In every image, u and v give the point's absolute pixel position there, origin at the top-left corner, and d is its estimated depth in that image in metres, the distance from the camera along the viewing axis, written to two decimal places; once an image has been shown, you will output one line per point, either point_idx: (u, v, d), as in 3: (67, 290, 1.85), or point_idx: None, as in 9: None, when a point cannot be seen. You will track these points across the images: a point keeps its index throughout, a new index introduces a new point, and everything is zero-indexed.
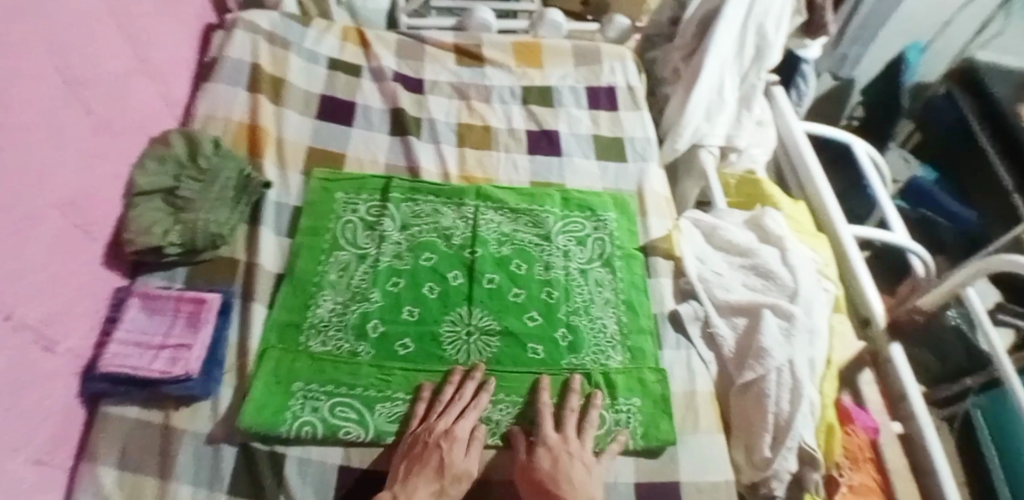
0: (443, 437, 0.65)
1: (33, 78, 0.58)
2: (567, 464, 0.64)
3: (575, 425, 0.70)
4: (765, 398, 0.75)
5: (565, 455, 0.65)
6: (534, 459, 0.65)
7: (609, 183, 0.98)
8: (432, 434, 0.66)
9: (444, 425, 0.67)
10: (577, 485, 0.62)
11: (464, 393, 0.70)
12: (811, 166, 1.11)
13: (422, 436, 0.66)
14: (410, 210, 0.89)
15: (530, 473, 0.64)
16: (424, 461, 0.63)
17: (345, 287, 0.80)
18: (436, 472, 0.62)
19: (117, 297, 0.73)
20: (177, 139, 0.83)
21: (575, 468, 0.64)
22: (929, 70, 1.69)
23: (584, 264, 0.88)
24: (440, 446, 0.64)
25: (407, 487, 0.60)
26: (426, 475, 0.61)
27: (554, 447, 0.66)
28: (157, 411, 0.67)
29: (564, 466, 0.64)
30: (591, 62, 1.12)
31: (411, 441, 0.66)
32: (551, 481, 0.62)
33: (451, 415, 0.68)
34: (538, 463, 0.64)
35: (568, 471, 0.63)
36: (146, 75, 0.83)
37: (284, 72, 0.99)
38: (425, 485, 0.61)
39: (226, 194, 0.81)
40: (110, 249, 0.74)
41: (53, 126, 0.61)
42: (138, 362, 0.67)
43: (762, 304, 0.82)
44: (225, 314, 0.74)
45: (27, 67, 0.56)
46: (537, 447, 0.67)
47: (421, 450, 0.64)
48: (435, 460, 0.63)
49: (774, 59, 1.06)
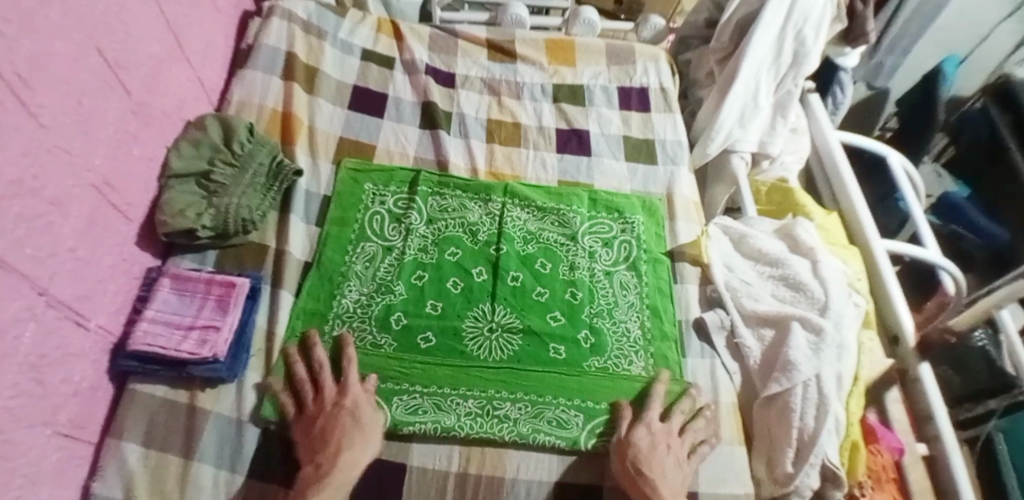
0: (342, 398, 0.67)
1: (74, 58, 0.58)
2: (662, 453, 0.67)
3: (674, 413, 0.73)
4: (790, 412, 0.74)
5: (663, 443, 0.69)
6: (631, 437, 0.68)
7: (637, 185, 0.97)
8: (329, 402, 0.67)
9: (334, 391, 0.69)
10: (666, 474, 0.66)
11: (320, 359, 0.71)
12: (846, 177, 1.08)
13: (317, 407, 0.67)
14: (437, 205, 0.89)
15: (629, 451, 0.67)
16: (336, 422, 0.65)
17: (370, 279, 0.81)
18: (352, 427, 0.65)
19: (148, 277, 0.74)
20: (213, 123, 0.83)
21: (667, 454, 0.68)
22: (967, 82, 1.65)
23: (608, 266, 0.87)
24: (341, 409, 0.66)
25: (331, 451, 0.62)
26: (346, 431, 0.64)
27: (655, 432, 0.69)
28: (183, 391, 0.68)
29: (659, 454, 0.67)
30: (624, 62, 1.10)
31: (304, 419, 0.66)
32: (642, 466, 0.65)
33: (328, 382, 0.69)
34: (635, 441, 0.68)
35: (661, 460, 0.67)
36: (185, 60, 0.84)
37: (318, 62, 0.99)
38: (353, 446, 0.63)
39: (258, 181, 0.82)
40: (145, 231, 0.74)
41: (91, 107, 0.62)
42: (167, 342, 0.68)
43: (791, 315, 0.80)
44: (252, 299, 0.74)
45: (68, 48, 0.57)
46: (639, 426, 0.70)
47: (326, 417, 0.66)
48: (345, 420, 0.65)
49: (813, 65, 1.03)
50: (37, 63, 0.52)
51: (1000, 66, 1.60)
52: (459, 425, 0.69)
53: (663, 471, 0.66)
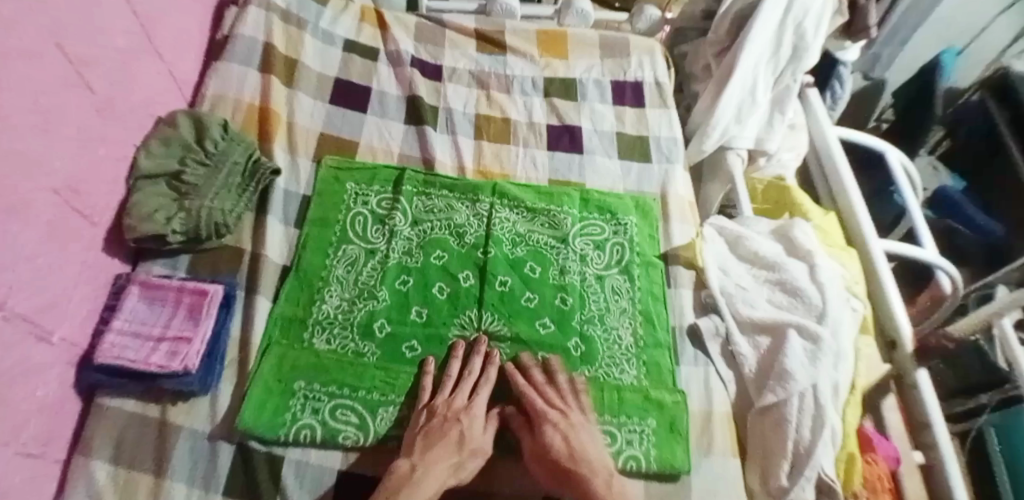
0: (462, 411, 0.67)
1: (32, 54, 0.54)
2: (577, 440, 0.65)
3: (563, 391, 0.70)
4: (786, 423, 0.71)
5: (574, 430, 0.66)
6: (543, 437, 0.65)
7: (631, 184, 0.94)
8: (451, 407, 0.67)
9: (461, 402, 0.68)
10: (592, 460, 0.64)
11: (472, 369, 0.71)
12: (844, 175, 1.05)
13: (438, 409, 0.67)
14: (422, 205, 0.85)
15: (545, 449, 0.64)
16: (443, 436, 0.63)
17: (352, 284, 0.77)
18: (456, 446, 0.63)
19: (117, 284, 0.70)
20: (185, 120, 0.79)
21: (584, 436, 0.66)
22: (964, 75, 1.63)
23: (600, 270, 0.84)
24: (460, 420, 0.66)
25: (428, 459, 0.61)
26: (448, 449, 0.62)
27: (571, 419, 0.67)
28: (154, 405, 0.65)
29: (576, 442, 0.65)
30: (618, 55, 1.06)
31: (425, 413, 0.67)
32: (565, 458, 0.63)
33: (463, 394, 0.69)
34: (549, 441, 0.64)
35: (581, 446, 0.65)
36: (155, 53, 0.79)
37: (298, 54, 0.95)
38: (444, 460, 0.62)
39: (233, 181, 0.78)
40: (113, 236, 0.70)
41: (51, 106, 0.58)
42: (135, 354, 0.64)
43: (788, 323, 0.78)
44: (226, 307, 0.71)
45: (25, 43, 0.53)
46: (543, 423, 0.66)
47: (439, 424, 0.65)
48: (455, 433, 0.64)
49: (812, 61, 1.00)
50: None
51: (997, 58, 1.59)
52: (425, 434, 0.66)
53: (594, 459, 0.64)
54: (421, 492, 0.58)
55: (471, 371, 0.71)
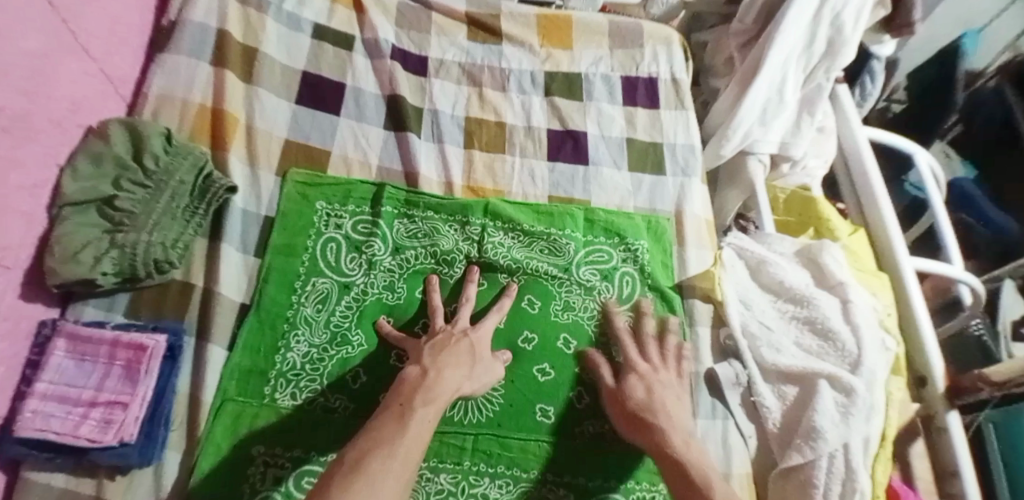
0: (468, 330, 0.65)
1: None
2: (661, 395, 0.63)
3: (657, 352, 0.69)
4: (813, 489, 0.63)
5: (657, 383, 0.65)
6: (626, 386, 0.65)
7: (642, 202, 0.83)
8: (454, 328, 0.65)
9: (462, 327, 0.65)
10: (672, 415, 0.62)
11: (469, 296, 0.69)
12: (876, 186, 0.93)
13: (441, 331, 0.65)
14: (405, 229, 0.75)
15: (626, 402, 0.63)
16: (454, 346, 0.62)
17: (323, 326, 0.67)
18: (467, 357, 0.62)
19: (40, 334, 0.60)
20: (118, 131, 0.66)
21: (667, 393, 0.64)
22: (978, 58, 1.41)
23: (608, 305, 0.74)
24: (465, 336, 0.64)
25: (439, 364, 0.59)
26: (459, 358, 0.61)
27: (648, 376, 0.65)
28: (89, 480, 0.56)
29: (658, 397, 0.63)
30: (630, 45, 0.93)
31: (426, 336, 0.64)
32: (642, 410, 0.62)
33: (464, 319, 0.67)
34: (631, 391, 0.64)
35: (663, 403, 0.63)
36: (81, 47, 0.65)
37: (257, 42, 0.81)
38: (457, 369, 0.60)
39: (179, 205, 0.67)
40: (33, 279, 0.59)
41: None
42: (61, 425, 0.54)
43: (819, 373, 0.69)
44: (172, 359, 0.61)
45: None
46: (629, 372, 0.66)
47: (446, 341, 0.63)
48: (465, 346, 0.63)
49: (849, 57, 0.87)
50: None
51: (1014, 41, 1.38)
52: None
53: (669, 408, 0.62)
54: (438, 397, 0.56)
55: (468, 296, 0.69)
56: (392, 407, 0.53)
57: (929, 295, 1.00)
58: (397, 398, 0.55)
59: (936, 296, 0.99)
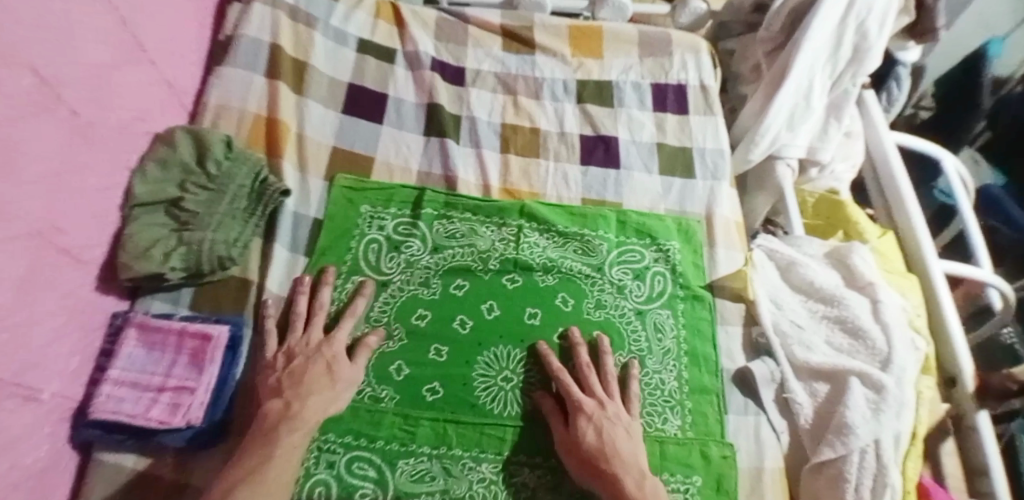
0: (323, 343, 0.65)
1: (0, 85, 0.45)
2: (612, 433, 0.62)
3: (605, 383, 0.67)
4: (844, 483, 0.65)
5: (609, 425, 0.62)
6: (577, 431, 0.62)
7: (672, 204, 0.85)
8: (307, 345, 0.64)
9: (318, 337, 0.65)
10: (626, 457, 0.60)
11: (322, 303, 0.69)
12: (904, 188, 0.94)
13: (295, 346, 0.64)
14: (443, 230, 0.78)
15: (579, 447, 0.61)
16: (311, 367, 0.62)
17: (366, 320, 0.71)
18: (324, 374, 0.62)
19: (113, 324, 0.64)
20: (183, 137, 0.71)
21: (619, 432, 0.62)
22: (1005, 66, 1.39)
23: (640, 303, 0.76)
24: (320, 352, 0.63)
25: (302, 392, 0.59)
26: (321, 380, 0.61)
27: (607, 408, 0.64)
28: (157, 461, 0.60)
29: (609, 437, 0.61)
30: (658, 53, 0.96)
31: (282, 357, 0.63)
32: (598, 456, 0.60)
33: (318, 329, 0.66)
34: (582, 435, 0.61)
35: (614, 443, 0.61)
36: (147, 61, 0.71)
37: (306, 55, 0.86)
38: (321, 392, 0.60)
39: (238, 206, 0.71)
40: (106, 273, 0.64)
41: (22, 139, 0.49)
42: (133, 408, 0.59)
43: (850, 370, 0.70)
44: (233, 350, 0.65)
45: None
46: (578, 416, 0.63)
47: (302, 362, 0.62)
48: (324, 364, 0.62)
49: (876, 62, 0.89)
50: None
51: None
52: (469, 494, 0.62)
53: (625, 453, 0.60)
54: (305, 424, 0.58)
55: (321, 306, 0.69)
56: (256, 442, 0.55)
57: (961, 299, 0.99)
58: (260, 432, 0.56)
59: (967, 303, 0.99)
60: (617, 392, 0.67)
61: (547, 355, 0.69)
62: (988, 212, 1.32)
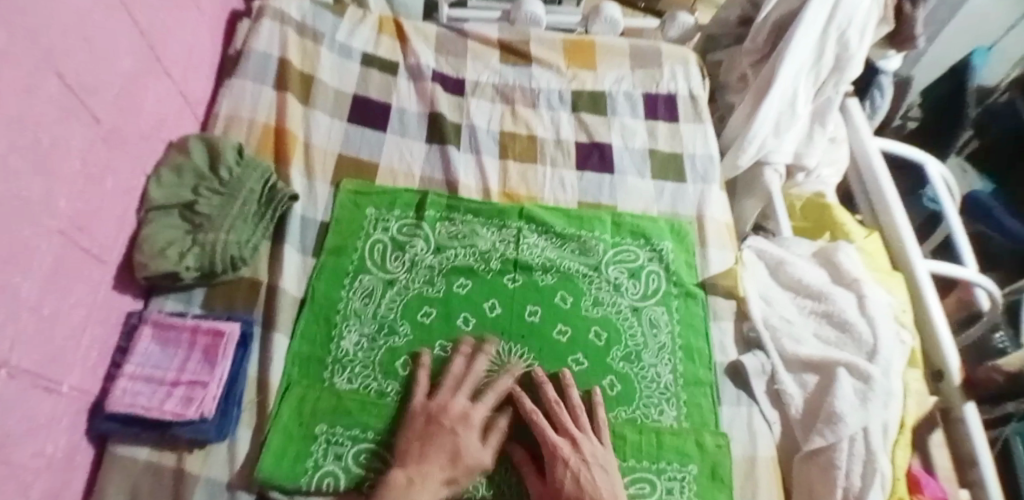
0: (460, 420, 0.63)
1: (29, 87, 0.48)
2: (587, 476, 0.61)
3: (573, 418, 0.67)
4: (836, 469, 0.67)
5: (586, 469, 0.61)
6: (552, 477, 0.61)
7: (665, 206, 0.89)
8: (445, 412, 0.64)
9: (461, 406, 0.65)
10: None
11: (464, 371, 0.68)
12: (887, 190, 0.98)
13: (423, 412, 0.64)
14: (446, 231, 0.81)
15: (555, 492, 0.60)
16: (441, 441, 0.61)
17: (372, 317, 0.74)
18: (450, 457, 0.60)
19: (128, 323, 0.67)
20: (197, 145, 0.75)
21: (597, 473, 0.61)
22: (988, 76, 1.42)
23: (636, 300, 0.79)
24: (455, 430, 0.62)
25: (421, 470, 0.59)
26: (440, 461, 0.60)
27: (582, 449, 0.63)
28: (170, 453, 0.62)
29: (585, 481, 0.60)
30: (649, 65, 1.01)
31: (422, 417, 0.64)
32: None
33: (463, 396, 0.66)
34: (558, 482, 0.60)
35: (591, 485, 0.60)
36: (163, 72, 0.74)
37: (313, 68, 0.90)
38: (435, 471, 0.59)
39: (249, 210, 0.74)
40: (123, 273, 0.67)
41: (48, 140, 0.52)
42: (149, 401, 0.61)
43: (837, 361, 0.73)
44: (244, 346, 0.68)
45: (18, 74, 0.46)
46: (553, 461, 0.62)
47: (435, 431, 0.62)
48: (450, 442, 0.61)
49: (856, 70, 0.93)
50: None
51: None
52: (472, 485, 0.64)
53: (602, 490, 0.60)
54: None
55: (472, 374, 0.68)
56: None
57: (952, 309, 1.01)
58: None
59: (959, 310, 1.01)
60: (589, 427, 0.66)
61: (518, 396, 0.67)
62: (974, 217, 1.35)
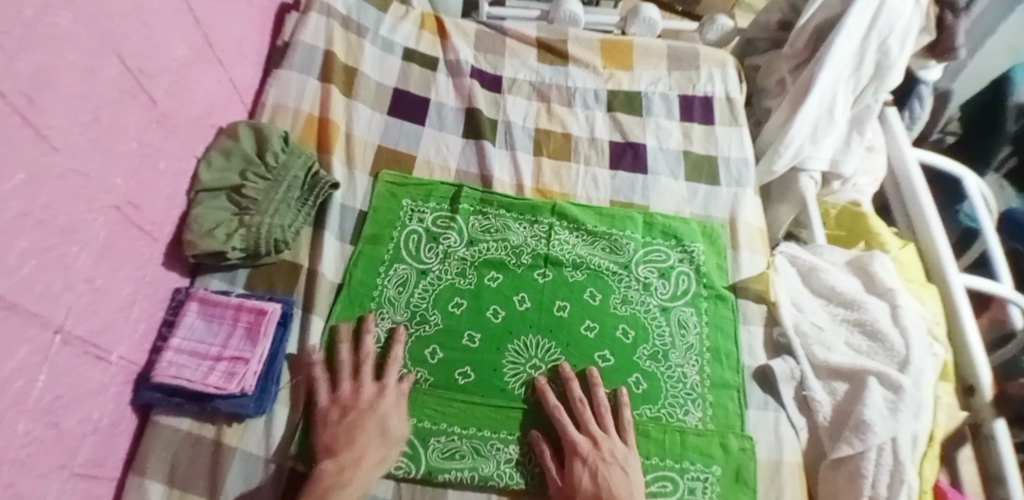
0: (371, 405, 0.65)
1: (88, 70, 0.51)
2: (607, 476, 0.62)
3: (596, 417, 0.68)
4: (861, 479, 0.67)
5: (607, 469, 0.63)
6: (572, 476, 0.63)
7: (697, 208, 0.89)
8: (360, 401, 0.66)
9: (371, 389, 0.67)
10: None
11: (368, 350, 0.70)
12: (923, 199, 0.97)
13: (330, 406, 0.65)
14: (479, 225, 0.83)
15: (573, 491, 0.62)
16: (362, 429, 0.63)
17: (405, 306, 0.76)
18: (377, 438, 0.63)
19: (175, 298, 0.70)
20: (245, 131, 0.78)
21: (616, 474, 0.63)
22: None
23: (665, 300, 0.79)
24: (373, 414, 0.65)
25: (353, 458, 0.61)
26: (367, 443, 0.63)
27: (601, 449, 0.65)
28: (209, 425, 0.65)
29: (604, 481, 0.62)
30: (686, 67, 1.01)
31: (336, 409, 0.65)
32: None
33: (365, 378, 0.68)
34: (577, 480, 0.62)
35: (610, 486, 0.61)
36: (215, 60, 0.78)
37: (357, 61, 0.93)
38: (370, 455, 0.62)
39: (292, 195, 0.77)
40: (172, 251, 0.70)
41: (106, 121, 0.55)
42: (193, 374, 0.64)
43: (868, 370, 0.73)
44: (283, 326, 0.70)
45: (79, 57, 0.49)
46: (574, 459, 0.64)
47: (355, 419, 0.64)
48: (375, 425, 0.64)
49: (897, 78, 0.91)
50: (49, 79, 0.45)
51: None
52: (498, 473, 0.66)
53: (620, 492, 0.61)
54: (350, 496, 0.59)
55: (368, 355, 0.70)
56: None
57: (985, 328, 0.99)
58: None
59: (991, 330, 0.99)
60: (612, 426, 0.67)
61: (544, 393, 0.69)
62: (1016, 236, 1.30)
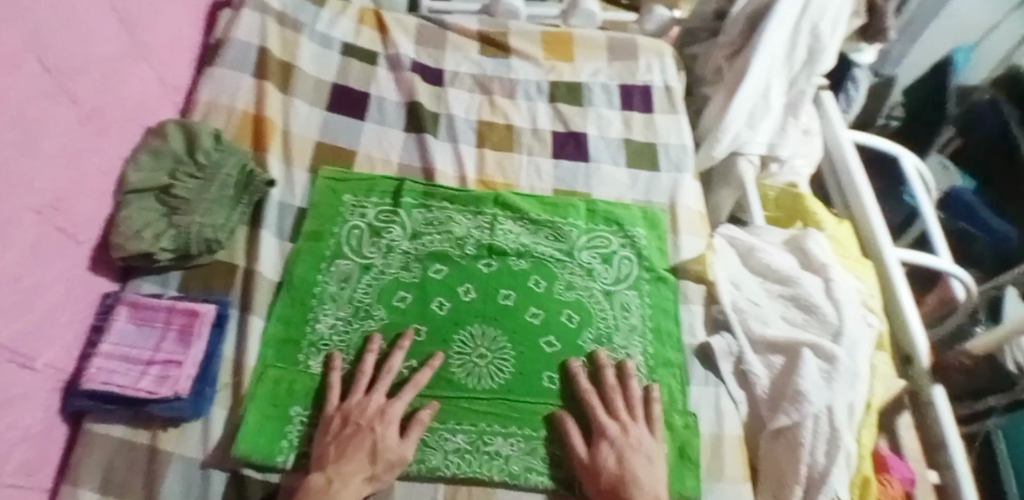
0: (375, 420, 0.63)
1: (12, 67, 0.49)
2: (632, 462, 0.63)
3: (625, 404, 0.69)
4: (800, 446, 0.69)
5: (632, 451, 0.64)
6: (597, 455, 0.64)
7: (639, 194, 0.91)
8: (357, 410, 0.64)
9: (376, 404, 0.65)
10: (644, 485, 0.61)
11: (368, 369, 0.68)
12: (857, 178, 1.01)
13: (332, 417, 0.64)
14: (422, 218, 0.82)
15: (599, 474, 0.63)
16: (356, 442, 0.61)
17: (347, 301, 0.75)
18: (368, 458, 0.60)
19: (104, 303, 0.68)
20: (174, 130, 0.76)
21: (640, 458, 0.64)
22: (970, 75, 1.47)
23: (608, 285, 0.81)
24: (372, 429, 0.62)
25: (342, 471, 0.59)
26: (358, 458, 0.60)
27: (631, 434, 0.66)
28: (143, 431, 0.63)
29: (630, 466, 0.63)
30: (626, 57, 1.03)
31: (338, 420, 0.64)
32: (619, 482, 0.61)
33: (377, 394, 0.66)
34: (602, 461, 0.64)
35: (634, 472, 0.62)
36: (143, 58, 0.76)
37: (293, 57, 0.91)
38: (356, 469, 0.59)
39: (227, 193, 0.75)
40: (99, 255, 0.69)
41: (31, 119, 0.53)
42: (124, 379, 0.62)
43: (802, 342, 0.75)
44: (219, 327, 0.69)
45: (3, 53, 0.48)
46: (601, 441, 0.65)
47: (350, 433, 0.62)
48: (368, 442, 0.61)
49: (828, 62, 0.95)
50: None
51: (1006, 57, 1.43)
52: (444, 464, 0.65)
53: (642, 477, 0.62)
54: None
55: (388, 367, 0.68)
56: None
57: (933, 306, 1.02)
58: None
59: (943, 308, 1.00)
60: (642, 415, 0.69)
61: (575, 373, 0.71)
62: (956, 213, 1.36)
